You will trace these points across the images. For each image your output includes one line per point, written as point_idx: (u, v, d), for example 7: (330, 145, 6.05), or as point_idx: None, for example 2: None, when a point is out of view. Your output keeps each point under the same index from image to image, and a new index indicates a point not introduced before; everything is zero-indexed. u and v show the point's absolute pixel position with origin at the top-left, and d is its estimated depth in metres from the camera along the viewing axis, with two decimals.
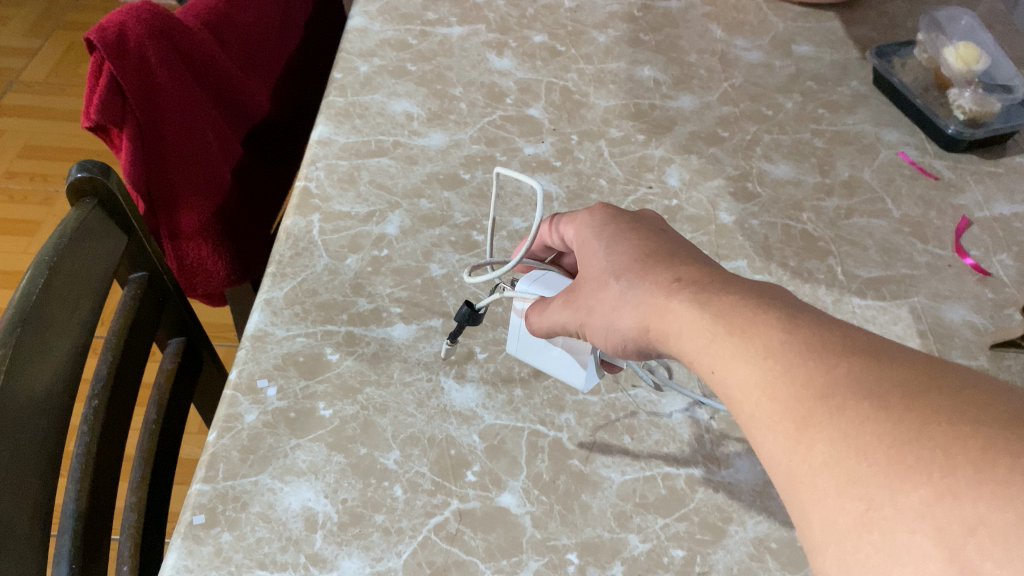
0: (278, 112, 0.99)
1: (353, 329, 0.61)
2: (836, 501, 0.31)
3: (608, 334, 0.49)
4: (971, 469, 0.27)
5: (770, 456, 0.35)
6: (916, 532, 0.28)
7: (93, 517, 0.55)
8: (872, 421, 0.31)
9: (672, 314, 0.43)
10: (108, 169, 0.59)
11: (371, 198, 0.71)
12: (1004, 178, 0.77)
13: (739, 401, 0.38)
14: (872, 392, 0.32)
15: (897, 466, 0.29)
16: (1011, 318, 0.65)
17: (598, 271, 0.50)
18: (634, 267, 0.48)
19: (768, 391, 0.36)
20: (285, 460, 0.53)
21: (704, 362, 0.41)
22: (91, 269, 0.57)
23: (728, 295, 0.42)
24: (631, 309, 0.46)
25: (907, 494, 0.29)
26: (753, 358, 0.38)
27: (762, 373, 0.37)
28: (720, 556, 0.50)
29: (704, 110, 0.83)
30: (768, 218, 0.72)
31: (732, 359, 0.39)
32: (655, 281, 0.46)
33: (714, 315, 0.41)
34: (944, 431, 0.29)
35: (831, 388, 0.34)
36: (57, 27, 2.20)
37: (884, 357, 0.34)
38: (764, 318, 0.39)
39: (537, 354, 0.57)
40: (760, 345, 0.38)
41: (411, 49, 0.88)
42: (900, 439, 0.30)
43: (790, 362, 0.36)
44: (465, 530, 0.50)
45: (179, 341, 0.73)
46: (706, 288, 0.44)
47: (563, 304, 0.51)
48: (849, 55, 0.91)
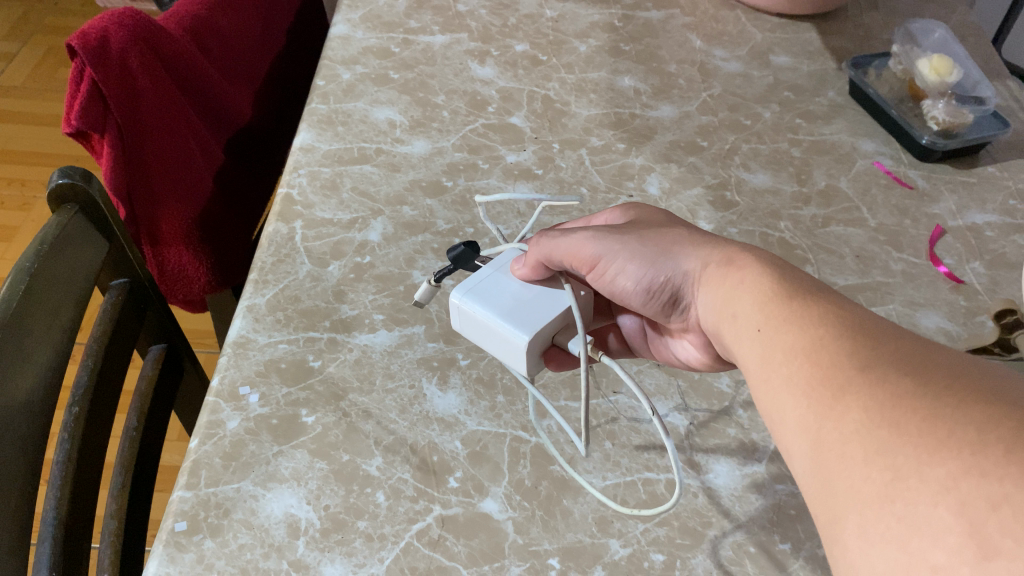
0: (259, 121, 0.99)
1: (335, 336, 0.61)
2: (862, 470, 0.32)
3: (652, 265, 0.51)
4: (1000, 447, 0.28)
5: (797, 421, 0.37)
6: (939, 506, 0.29)
7: (75, 524, 0.55)
8: (911, 395, 0.33)
9: (734, 270, 0.47)
10: (90, 175, 0.59)
11: (354, 205, 0.71)
12: (977, 188, 0.79)
13: (777, 365, 0.40)
14: (915, 370, 0.34)
15: (928, 437, 0.31)
16: (983, 325, 0.66)
17: (656, 224, 0.54)
18: (699, 230, 0.52)
19: (811, 356, 0.38)
20: (267, 466, 0.53)
21: (753, 323, 0.43)
22: (73, 275, 0.57)
23: (785, 276, 0.45)
24: (695, 250, 0.50)
25: (934, 467, 0.30)
26: (801, 326, 0.40)
27: (808, 339, 0.39)
28: (700, 560, 0.51)
29: (684, 120, 0.84)
30: (746, 226, 0.73)
31: (781, 325, 0.41)
32: (720, 243, 0.50)
33: (771, 287, 0.44)
34: (981, 410, 0.30)
35: (873, 362, 0.35)
36: (36, 31, 2.18)
37: (931, 346, 0.36)
38: (815, 300, 0.41)
39: (504, 301, 0.53)
40: (811, 317, 0.40)
41: (394, 57, 0.89)
42: (935, 412, 0.31)
43: (838, 332, 0.38)
44: (447, 537, 0.51)
45: (160, 348, 0.73)
46: (759, 262, 0.46)
47: (604, 230, 0.53)
48: (825, 66, 0.92)
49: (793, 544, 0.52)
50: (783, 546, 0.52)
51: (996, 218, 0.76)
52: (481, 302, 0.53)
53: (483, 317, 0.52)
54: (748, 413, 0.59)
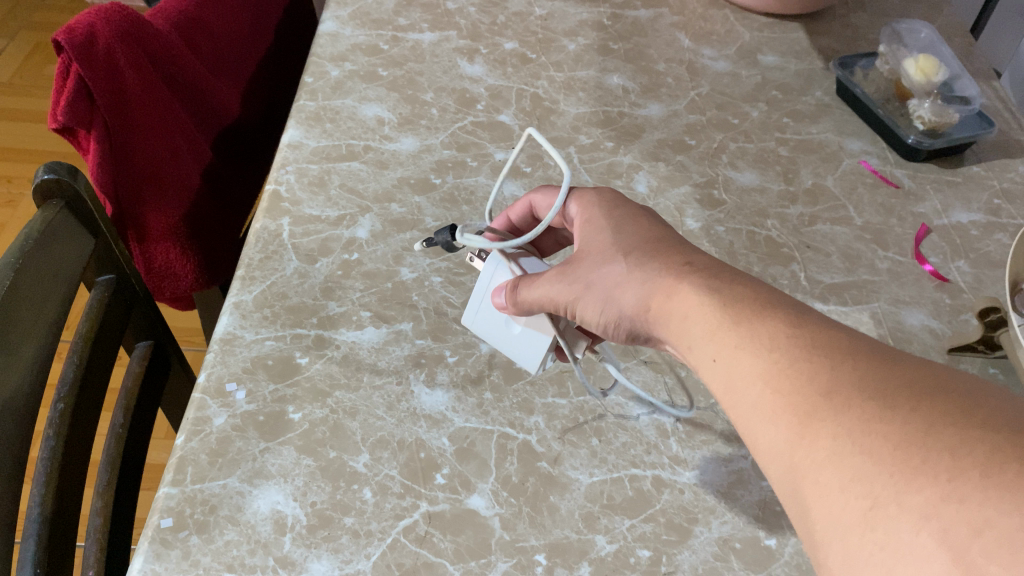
0: (247, 118, 0.98)
1: (322, 332, 0.61)
2: (840, 498, 0.32)
3: (606, 309, 0.50)
4: (978, 473, 0.28)
5: (771, 448, 0.37)
6: (921, 532, 0.28)
7: (60, 521, 0.55)
8: (879, 420, 0.32)
9: (680, 300, 0.46)
10: (76, 171, 0.59)
11: (342, 202, 0.71)
12: (962, 187, 0.79)
13: (742, 392, 0.40)
14: (879, 393, 0.34)
15: (903, 464, 0.30)
16: (968, 323, 0.67)
17: (600, 248, 0.52)
18: (643, 250, 0.51)
19: (774, 383, 0.38)
20: (254, 463, 0.53)
21: (709, 353, 0.43)
22: (59, 271, 0.57)
23: (738, 292, 0.44)
24: (638, 282, 0.49)
25: (913, 494, 0.29)
26: (758, 352, 0.40)
27: (766, 366, 0.39)
28: (686, 556, 0.51)
29: (672, 118, 0.85)
30: (733, 224, 0.74)
31: (738, 352, 0.41)
32: (664, 266, 0.49)
33: (722, 310, 0.43)
34: (952, 434, 0.30)
35: (836, 386, 0.35)
36: (23, 27, 2.17)
37: (890, 362, 0.36)
38: (770, 317, 0.41)
39: (503, 331, 0.58)
40: (768, 340, 0.40)
41: (383, 54, 0.89)
42: (908, 440, 0.31)
43: (797, 356, 0.38)
44: (434, 533, 0.51)
45: (146, 345, 0.73)
46: (712, 279, 0.46)
47: (558, 272, 0.52)
48: (813, 65, 0.93)
49: (778, 540, 0.52)
50: (768, 542, 0.52)
51: (981, 217, 0.77)
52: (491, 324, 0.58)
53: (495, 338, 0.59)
54: None
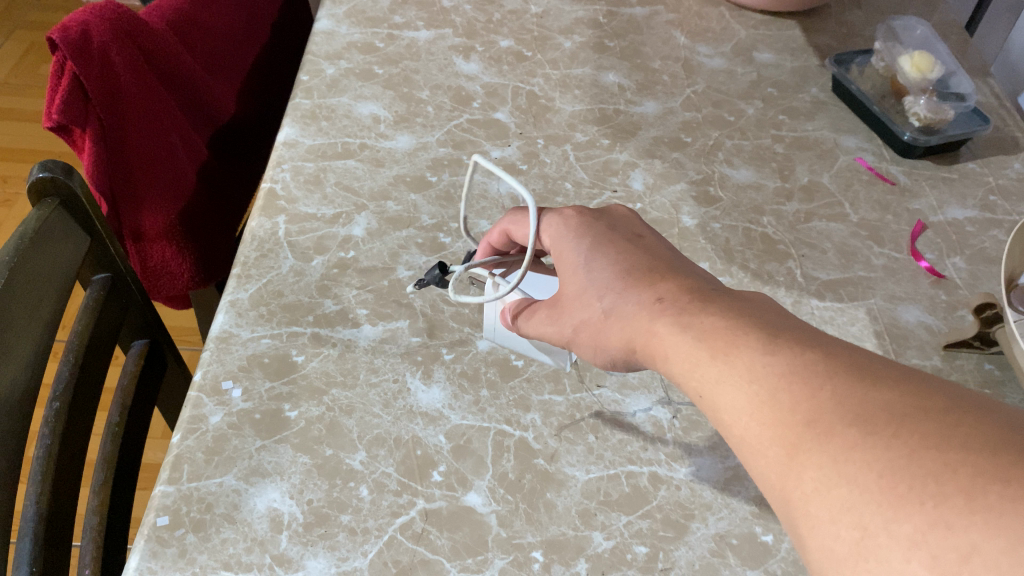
0: (242, 115, 0.98)
1: (319, 330, 0.61)
2: (831, 529, 0.32)
3: (596, 350, 0.51)
4: (963, 498, 0.28)
5: (762, 481, 0.37)
6: (911, 561, 0.28)
7: (56, 519, 0.55)
8: (860, 446, 0.32)
9: (660, 331, 0.45)
10: (71, 169, 0.59)
11: (337, 200, 0.71)
12: (957, 183, 0.80)
13: (729, 424, 0.40)
14: (858, 418, 0.33)
15: (889, 492, 0.30)
16: (963, 319, 0.67)
17: (578, 287, 0.52)
18: (617, 283, 0.49)
19: (757, 415, 0.38)
20: (250, 461, 0.53)
21: (693, 384, 0.42)
22: (54, 270, 0.57)
23: (709, 313, 0.44)
24: (616, 316, 0.48)
25: (901, 523, 0.29)
26: (737, 382, 0.39)
27: (747, 397, 0.38)
28: (683, 552, 0.51)
29: (668, 116, 0.85)
30: (729, 221, 0.74)
31: (719, 383, 0.40)
32: (638, 292, 0.48)
33: (700, 334, 0.43)
34: (933, 459, 0.30)
35: (816, 414, 0.35)
36: (18, 27, 2.16)
37: (866, 380, 0.35)
38: (745, 338, 0.41)
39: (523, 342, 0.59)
40: (744, 368, 0.39)
41: (378, 52, 0.89)
42: (891, 467, 0.31)
43: (775, 385, 0.38)
44: (431, 530, 0.51)
45: (142, 344, 0.73)
46: (690, 302, 0.45)
47: (547, 315, 0.53)
48: (808, 62, 0.93)
49: (775, 536, 0.52)
50: (765, 538, 0.52)
51: (976, 213, 0.77)
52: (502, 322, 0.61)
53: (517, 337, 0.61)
54: None
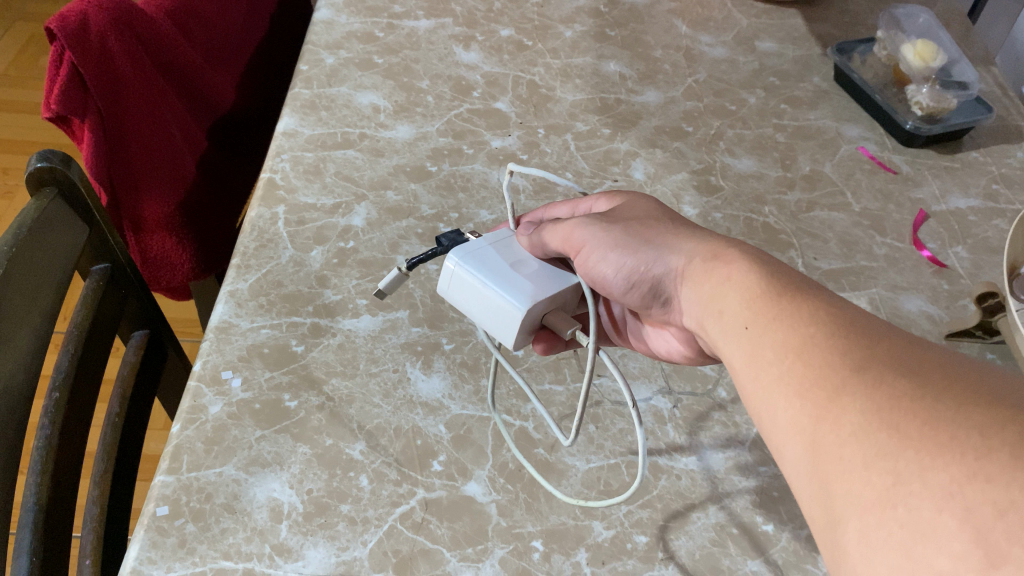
0: (242, 106, 0.98)
1: (319, 321, 0.61)
2: (862, 474, 0.32)
3: (634, 256, 0.50)
4: (1005, 452, 0.28)
5: (790, 421, 0.36)
6: (943, 511, 0.28)
7: (56, 510, 0.55)
8: (910, 398, 0.32)
9: (720, 277, 0.46)
10: (70, 158, 0.58)
11: (337, 190, 0.71)
12: (960, 172, 0.79)
13: (767, 366, 0.39)
14: (912, 374, 0.33)
15: (929, 441, 0.30)
16: (966, 308, 0.67)
17: (647, 216, 0.53)
18: (688, 226, 0.51)
19: (805, 356, 0.38)
20: (249, 451, 0.53)
21: (742, 323, 0.42)
22: (53, 260, 0.57)
23: (773, 272, 0.44)
24: (681, 248, 0.49)
25: (937, 472, 0.29)
26: (789, 329, 0.40)
27: (798, 341, 0.39)
28: (683, 542, 0.51)
29: (670, 105, 0.84)
30: (731, 211, 0.73)
31: (772, 328, 0.40)
32: (710, 241, 0.49)
33: (761, 285, 0.43)
34: (982, 414, 0.30)
35: (869, 364, 0.35)
36: (18, 19, 2.16)
37: (923, 349, 0.35)
38: (803, 299, 0.41)
39: (503, 268, 0.52)
40: (802, 317, 0.40)
41: (378, 41, 0.88)
42: (936, 418, 0.31)
43: (830, 334, 0.38)
44: (430, 519, 0.51)
45: (142, 334, 0.72)
46: (752, 258, 0.46)
47: (602, 219, 0.53)
48: (810, 51, 0.92)
49: (776, 525, 0.52)
50: (766, 528, 0.52)
51: (979, 202, 0.76)
52: (472, 279, 0.52)
53: (496, 301, 0.51)
54: (730, 396, 0.59)
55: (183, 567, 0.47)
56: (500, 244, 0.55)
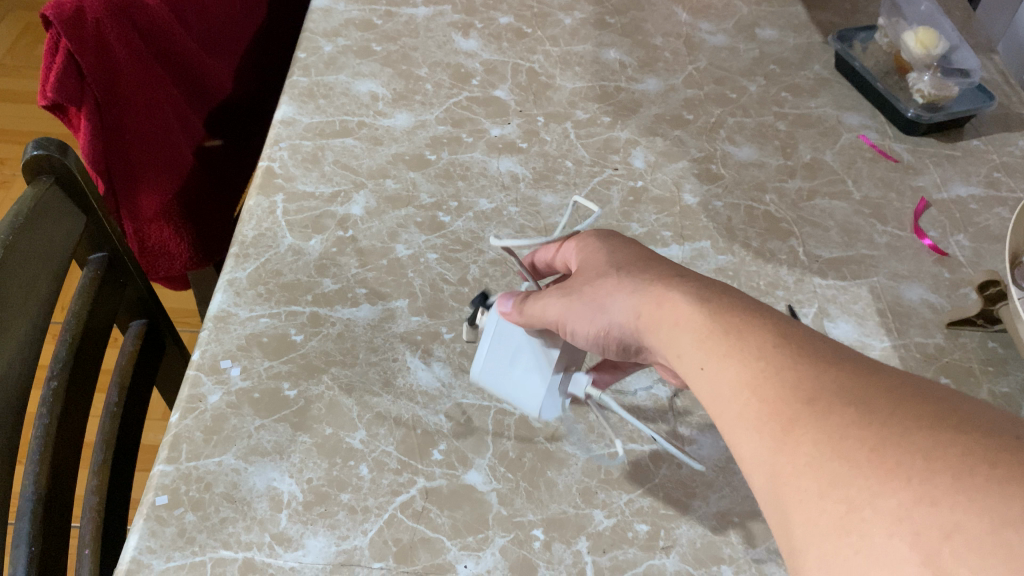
0: (240, 94, 0.97)
1: (318, 310, 0.60)
2: (817, 502, 0.31)
3: (593, 321, 0.47)
4: (949, 475, 0.27)
5: (753, 457, 0.35)
6: (893, 536, 0.27)
7: (54, 500, 0.55)
8: (857, 425, 0.31)
9: (670, 309, 0.43)
10: (66, 147, 0.58)
11: (336, 178, 0.70)
12: (962, 161, 0.79)
13: (724, 401, 0.38)
14: (859, 399, 0.32)
15: (878, 466, 0.29)
16: (967, 297, 0.67)
17: (597, 265, 0.50)
18: (636, 264, 0.48)
19: (758, 389, 0.36)
20: (249, 440, 0.52)
21: (696, 360, 0.40)
22: (50, 249, 0.56)
23: (722, 299, 0.42)
24: (623, 296, 0.46)
25: (887, 497, 0.28)
26: (742, 360, 0.38)
27: (751, 374, 0.37)
28: (684, 531, 0.51)
29: (670, 93, 0.84)
30: (731, 199, 0.73)
31: (724, 360, 0.39)
32: (654, 279, 0.46)
33: (710, 315, 0.41)
34: (926, 436, 0.29)
35: (819, 393, 0.34)
36: (13, 8, 2.14)
37: (872, 371, 0.34)
38: (756, 321, 0.40)
39: (518, 368, 0.53)
40: (753, 347, 0.38)
41: (376, 29, 0.87)
42: (884, 442, 0.30)
43: (782, 363, 0.36)
44: (431, 508, 0.50)
45: (140, 323, 0.72)
46: (705, 285, 0.44)
47: (558, 288, 0.49)
48: (811, 39, 0.92)
49: None
50: (767, 517, 0.52)
51: (980, 190, 0.76)
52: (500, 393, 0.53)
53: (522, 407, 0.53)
54: None
55: (182, 556, 0.47)
56: (503, 337, 0.52)
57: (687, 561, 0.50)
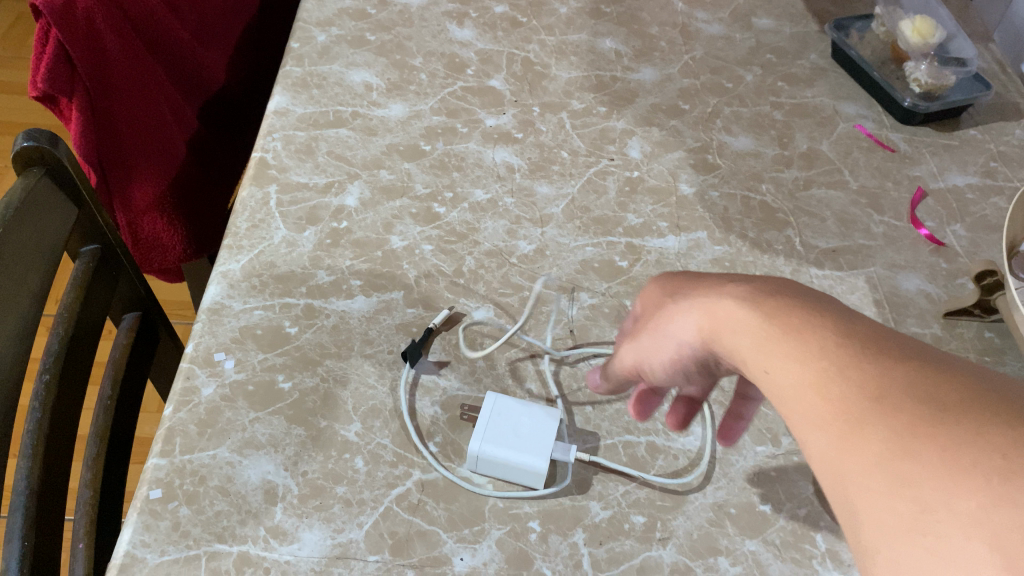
0: (233, 84, 0.96)
1: (312, 302, 0.60)
2: (887, 502, 0.29)
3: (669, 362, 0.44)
4: None
5: (821, 460, 0.33)
6: (973, 540, 0.25)
7: (47, 494, 0.54)
8: (930, 421, 0.29)
9: (723, 313, 0.40)
10: (56, 138, 0.57)
11: (330, 169, 0.70)
12: (958, 150, 0.78)
13: (789, 403, 0.35)
14: (931, 394, 0.30)
15: (954, 467, 0.27)
16: (964, 287, 0.67)
17: (654, 300, 0.46)
18: (690, 285, 0.44)
19: (822, 388, 0.33)
20: (243, 433, 0.52)
21: (754, 363, 0.37)
22: (41, 240, 0.56)
23: (777, 298, 0.39)
24: (683, 316, 0.42)
25: (965, 498, 0.26)
26: (802, 357, 0.35)
27: (812, 371, 0.34)
28: (680, 522, 0.51)
29: (666, 83, 0.83)
30: (728, 189, 0.73)
31: (784, 359, 0.36)
32: (710, 290, 0.42)
33: (767, 316, 0.38)
34: (1004, 433, 0.27)
35: (886, 388, 0.31)
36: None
37: (943, 363, 0.32)
38: (814, 317, 0.37)
39: (512, 434, 0.51)
40: (813, 344, 0.35)
41: (370, 18, 0.87)
42: (959, 440, 0.28)
43: (845, 359, 0.34)
44: (427, 501, 0.50)
45: (134, 316, 0.72)
46: (758, 285, 0.41)
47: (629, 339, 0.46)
48: (808, 28, 0.91)
49: (773, 505, 0.52)
50: (764, 508, 0.52)
51: (977, 180, 0.76)
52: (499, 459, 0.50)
53: (521, 470, 0.50)
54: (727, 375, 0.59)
55: (177, 550, 0.47)
56: (501, 415, 0.52)
57: (684, 553, 0.50)
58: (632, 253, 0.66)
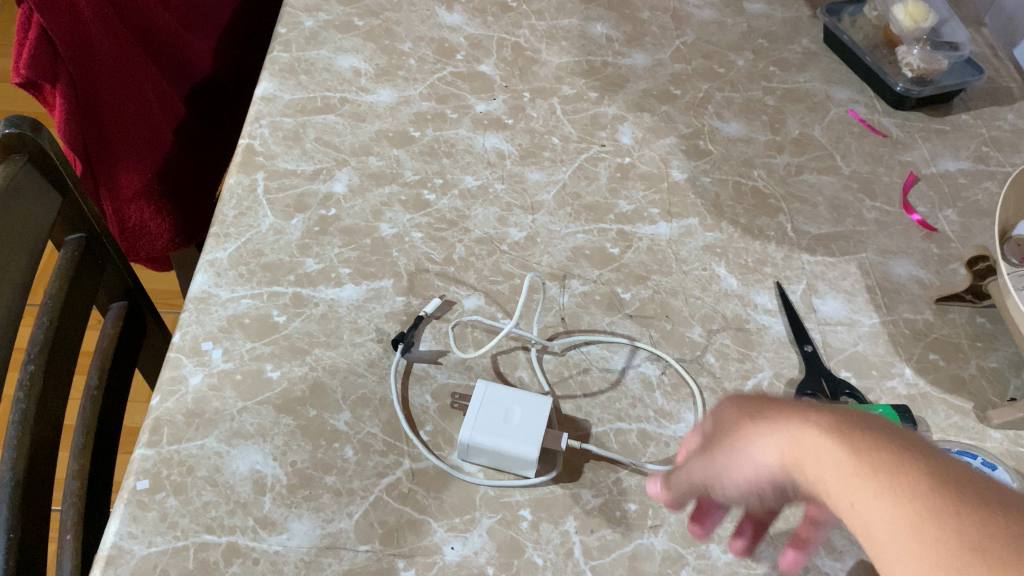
0: (221, 71, 0.95)
1: (300, 290, 0.59)
2: None
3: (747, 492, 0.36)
4: None
5: None
6: None
7: (33, 485, 0.54)
8: None
9: (807, 443, 0.33)
10: (39, 125, 0.56)
11: (317, 156, 0.69)
12: (951, 135, 0.78)
13: (882, 552, 0.29)
14: None
15: None
16: (956, 273, 0.66)
17: (726, 416, 0.37)
18: (770, 404, 0.36)
19: (924, 536, 0.28)
20: (231, 423, 0.52)
21: (844, 504, 0.31)
22: (24, 229, 0.55)
23: (869, 427, 0.32)
24: (764, 443, 0.34)
25: None
26: (896, 498, 0.29)
27: (910, 516, 0.29)
28: (672, 509, 0.51)
29: (657, 68, 0.83)
30: (719, 175, 0.72)
31: (880, 500, 0.30)
32: (791, 411, 0.35)
33: (859, 446, 0.31)
34: None
35: (998, 539, 0.26)
36: None
37: None
38: (914, 451, 0.31)
39: (502, 421, 0.51)
40: (908, 482, 0.29)
41: (358, 2, 0.85)
42: None
43: (949, 502, 0.28)
44: (417, 490, 0.50)
45: (121, 306, 0.71)
46: (844, 411, 0.34)
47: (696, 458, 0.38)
48: (800, 13, 0.91)
49: None
50: None
51: (969, 165, 0.76)
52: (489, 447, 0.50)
53: (512, 458, 0.50)
54: (719, 362, 0.58)
55: (164, 541, 0.46)
56: (492, 403, 0.52)
57: (676, 540, 0.49)
58: (624, 239, 0.66)
